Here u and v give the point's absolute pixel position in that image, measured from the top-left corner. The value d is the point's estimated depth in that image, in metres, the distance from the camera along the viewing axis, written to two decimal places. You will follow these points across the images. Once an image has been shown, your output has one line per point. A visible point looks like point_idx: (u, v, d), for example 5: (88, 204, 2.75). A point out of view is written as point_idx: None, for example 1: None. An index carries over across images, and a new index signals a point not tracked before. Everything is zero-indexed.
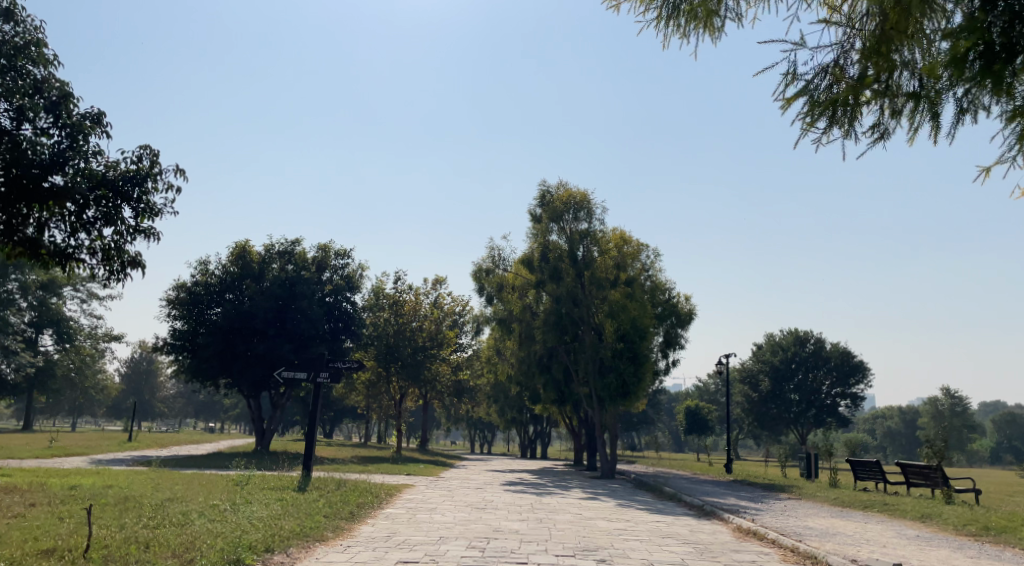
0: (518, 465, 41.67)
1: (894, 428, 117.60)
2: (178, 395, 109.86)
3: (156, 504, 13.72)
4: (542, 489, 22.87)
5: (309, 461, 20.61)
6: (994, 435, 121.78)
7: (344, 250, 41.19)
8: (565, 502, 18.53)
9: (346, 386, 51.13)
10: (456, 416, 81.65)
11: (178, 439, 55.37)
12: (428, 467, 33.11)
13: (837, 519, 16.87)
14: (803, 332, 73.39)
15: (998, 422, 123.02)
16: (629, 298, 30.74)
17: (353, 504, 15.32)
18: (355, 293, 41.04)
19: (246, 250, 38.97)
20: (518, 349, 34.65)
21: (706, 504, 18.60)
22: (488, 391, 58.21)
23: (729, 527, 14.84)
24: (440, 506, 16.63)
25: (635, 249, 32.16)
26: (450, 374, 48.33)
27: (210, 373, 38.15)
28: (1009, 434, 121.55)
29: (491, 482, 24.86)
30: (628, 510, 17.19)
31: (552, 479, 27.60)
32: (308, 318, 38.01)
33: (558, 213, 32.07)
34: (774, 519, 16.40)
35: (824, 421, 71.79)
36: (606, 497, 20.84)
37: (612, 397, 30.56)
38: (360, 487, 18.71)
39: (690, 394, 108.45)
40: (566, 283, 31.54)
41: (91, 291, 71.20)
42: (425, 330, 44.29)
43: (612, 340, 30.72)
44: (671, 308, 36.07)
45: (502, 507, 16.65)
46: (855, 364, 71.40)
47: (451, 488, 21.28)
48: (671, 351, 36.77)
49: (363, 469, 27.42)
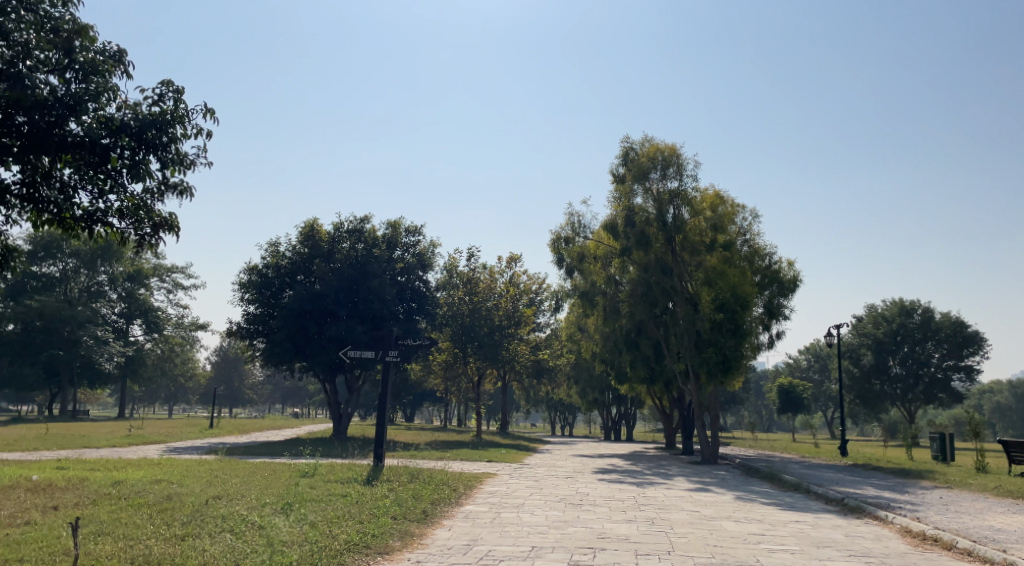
0: (605, 449, 38.93)
1: (1003, 404, 109.26)
2: (264, 381, 111.31)
3: (196, 503, 11.62)
4: (642, 478, 20.18)
5: (380, 450, 18.25)
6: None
7: (415, 227, 39.02)
8: (674, 495, 15.81)
9: (423, 368, 49.27)
10: (538, 397, 79.30)
11: (259, 425, 54.87)
12: (511, 451, 30.80)
13: (1021, 517, 13.63)
14: (909, 302, 68.18)
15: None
16: (727, 264, 27.59)
17: (428, 502, 12.95)
18: (428, 271, 38.88)
19: (314, 229, 37.05)
20: (603, 325, 31.77)
21: (847, 497, 15.55)
22: (570, 371, 55.57)
23: (895, 531, 11.88)
24: (529, 503, 14.12)
25: (731, 209, 28.77)
26: (530, 355, 45.75)
27: (283, 359, 36.73)
28: None
29: (583, 469, 22.26)
30: (754, 507, 14.34)
31: (649, 466, 24.82)
32: (380, 298, 35.94)
33: (643, 172, 28.44)
34: (943, 518, 13.32)
35: (935, 397, 66.33)
36: (718, 488, 18.00)
37: (711, 373, 27.38)
38: (439, 478, 16.34)
39: (781, 371, 103.26)
40: (654, 250, 28.32)
41: (175, 280, 71.62)
42: (500, 308, 41.84)
43: (710, 311, 27.52)
44: (772, 276, 32.45)
45: (602, 503, 14.04)
46: (968, 335, 65.49)
47: (539, 479, 18.77)
48: (775, 322, 33.15)
49: (444, 456, 25.23)
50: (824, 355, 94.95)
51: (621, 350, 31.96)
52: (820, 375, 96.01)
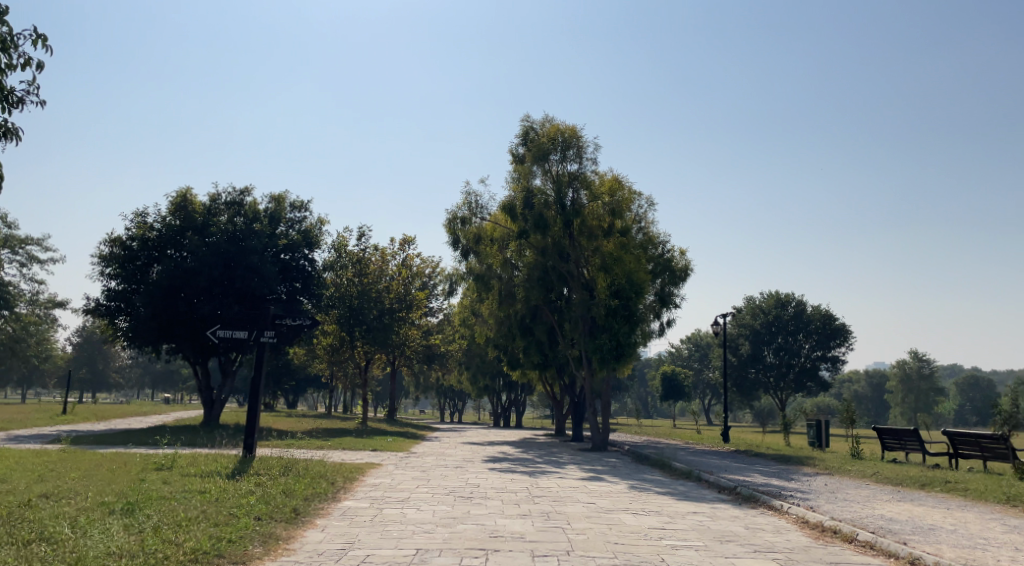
0: (494, 436, 38.20)
1: (861, 392, 116.44)
2: (132, 364, 104.62)
3: (15, 504, 9.82)
4: (533, 467, 19.40)
5: (251, 441, 16.54)
6: (956, 398, 120.37)
7: (300, 202, 36.81)
8: (568, 485, 15.04)
9: (306, 352, 47.04)
10: (426, 383, 77.95)
11: (123, 411, 51.06)
12: (397, 439, 29.50)
13: (908, 505, 13.61)
14: (785, 294, 70.83)
15: (961, 384, 121.42)
16: (624, 250, 27.24)
17: (300, 498, 11.58)
18: (314, 250, 36.82)
19: (188, 200, 34.16)
20: (497, 309, 30.87)
21: (740, 486, 15.22)
22: (459, 356, 54.58)
23: (794, 523, 11.47)
24: (414, 497, 12.95)
25: (629, 194, 28.35)
26: (419, 340, 44.35)
27: (149, 339, 33.86)
28: (971, 397, 119.46)
29: (471, 458, 21.28)
30: (650, 497, 13.73)
31: (541, 454, 24.09)
32: (259, 276, 33.64)
33: (543, 152, 27.56)
34: (836, 507, 13.13)
35: (805, 385, 69.47)
36: (611, 476, 17.40)
37: (603, 360, 26.94)
38: (315, 470, 14.92)
39: (664, 360, 106.04)
40: (552, 234, 27.58)
41: (33, 253, 65.75)
42: (389, 291, 40.23)
43: (605, 296, 27.05)
44: (665, 264, 32.46)
45: (493, 496, 13.06)
46: (837, 327, 68.69)
47: (426, 469, 17.63)
48: (666, 309, 33.23)
49: (324, 445, 23.68)
50: (704, 344, 98.06)
51: (515, 334, 31.28)
52: (699, 363, 99.12)
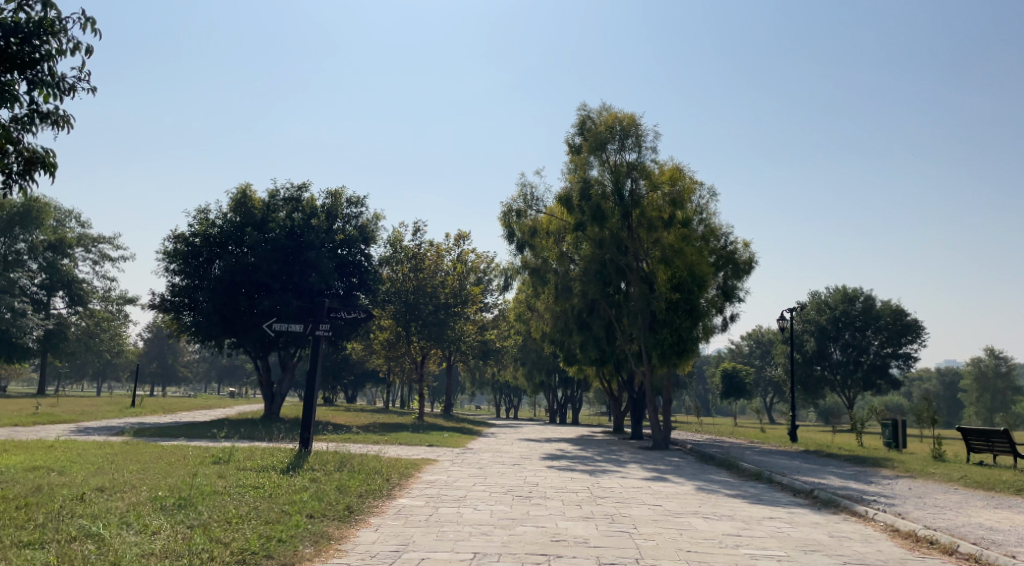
0: (551, 432, 37.55)
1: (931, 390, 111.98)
2: (198, 359, 107.15)
3: (68, 498, 9.63)
4: (594, 466, 18.72)
5: (306, 434, 16.25)
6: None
7: (357, 198, 36.73)
8: (632, 486, 14.34)
9: (363, 346, 47.12)
10: (483, 378, 77.72)
11: (188, 405, 52.01)
12: (454, 435, 29.11)
13: (1006, 513, 12.51)
14: (852, 289, 68.29)
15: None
16: (685, 241, 26.30)
17: (354, 495, 11.15)
18: (371, 246, 36.70)
19: (247, 196, 34.35)
20: (555, 303, 30.23)
21: (817, 489, 14.28)
22: (516, 352, 54.04)
23: (883, 532, 10.58)
24: (472, 495, 12.42)
25: (690, 184, 27.34)
26: (475, 335, 43.94)
27: (210, 335, 34.21)
28: None
29: (530, 455, 20.69)
30: (720, 500, 12.93)
31: (601, 452, 23.36)
32: (317, 272, 33.63)
33: (601, 142, 26.77)
34: (926, 515, 12.14)
35: (873, 384, 66.85)
36: (676, 476, 16.61)
37: (664, 355, 26.05)
38: (371, 466, 14.53)
39: (724, 356, 103.76)
40: (610, 226, 26.80)
41: (103, 251, 67.63)
42: (445, 285, 39.88)
43: (665, 290, 26.14)
44: (728, 256, 31.32)
45: (553, 496, 12.45)
46: (908, 323, 65.93)
47: (483, 466, 17.12)
48: (729, 304, 32.09)
49: (381, 440, 23.38)
50: (766, 341, 95.49)
51: (573, 329, 30.61)
52: (761, 360, 96.63)
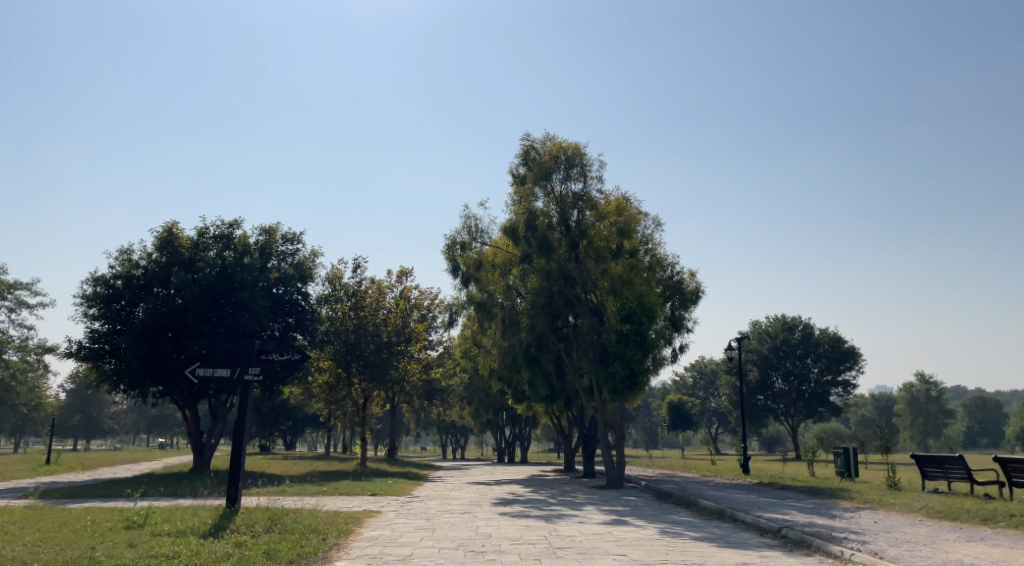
0: (500, 474, 36.31)
1: (868, 416, 114.17)
2: (127, 409, 102.27)
3: None
4: (548, 510, 17.71)
5: (235, 491, 14.86)
6: (964, 420, 118.04)
7: (293, 235, 35.37)
8: (591, 532, 13.40)
9: (302, 390, 45.26)
10: (428, 419, 75.86)
11: (114, 459, 49.00)
12: (399, 481, 27.69)
13: (980, 546, 11.99)
14: (791, 318, 69.27)
15: (969, 406, 118.95)
16: (633, 271, 25.82)
17: (285, 561, 9.90)
18: (307, 284, 35.32)
19: (174, 235, 32.60)
20: (502, 339, 29.34)
21: (784, 527, 13.55)
22: (461, 391, 52.77)
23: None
24: (418, 553, 11.28)
25: (637, 213, 26.96)
26: (418, 375, 42.58)
27: (135, 383, 32.19)
28: (980, 418, 116.83)
29: (480, 501, 19.53)
30: (687, 545, 12.09)
31: (553, 494, 22.34)
32: (249, 312, 32.03)
33: (545, 172, 26.18)
34: (902, 551, 11.53)
35: (816, 411, 67.48)
36: (635, 519, 15.72)
37: (616, 390, 25.32)
38: (307, 523, 13.23)
39: (669, 389, 104.04)
40: (557, 257, 26.17)
41: (21, 298, 63.95)
42: (387, 324, 38.62)
43: (615, 322, 25.54)
44: (675, 286, 30.99)
45: (508, 549, 11.41)
46: (846, 350, 67.06)
47: (431, 516, 15.91)
48: (678, 334, 31.69)
49: (319, 492, 21.89)
50: (710, 372, 96.09)
51: (521, 365, 29.74)
52: (705, 392, 97.12)
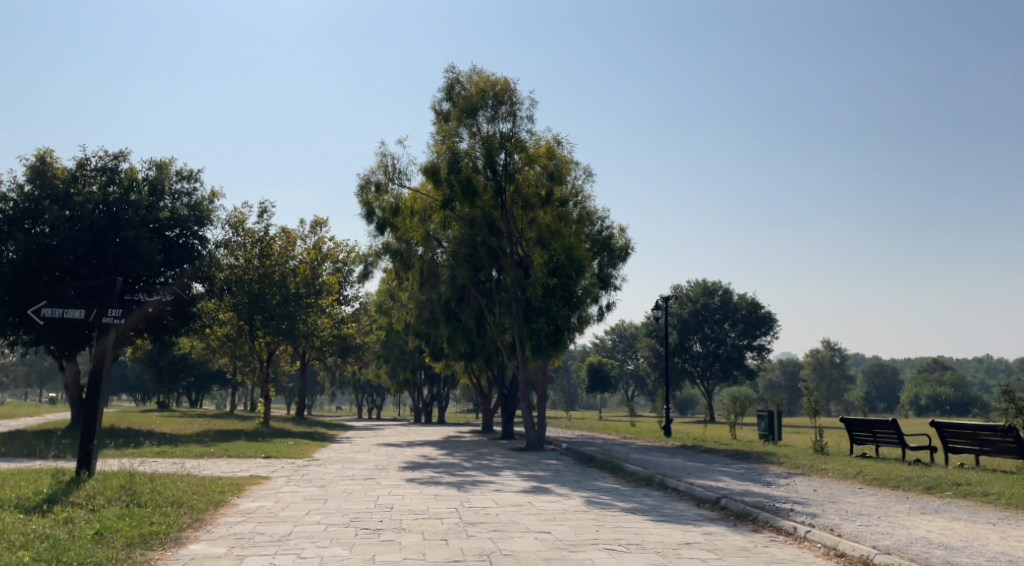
0: (413, 434, 34.44)
1: (776, 380, 117.49)
2: (21, 362, 95.51)
3: None
4: (461, 476, 15.89)
5: (86, 457, 12.65)
6: (862, 384, 122.96)
7: (190, 173, 32.19)
8: (508, 503, 11.58)
9: (203, 343, 42.10)
10: (343, 377, 73.27)
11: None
12: (301, 442, 25.39)
13: (940, 520, 10.74)
14: (711, 283, 69.53)
15: (868, 371, 123.77)
16: (562, 222, 24.00)
17: (116, 546, 7.59)
18: (205, 228, 32.23)
19: (49, 165, 28.94)
20: (419, 291, 27.22)
21: (724, 497, 12.02)
22: (377, 349, 50.50)
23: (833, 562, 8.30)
24: (301, 530, 9.14)
25: (568, 160, 25.05)
26: (328, 330, 40.05)
27: (3, 330, 29.02)
28: (877, 384, 121.62)
29: (387, 465, 17.54)
30: (619, 520, 10.36)
31: (469, 457, 20.54)
32: (136, 255, 28.94)
33: (471, 108, 23.81)
34: (858, 525, 10.14)
35: (731, 374, 68.07)
36: (558, 486, 14.03)
37: (539, 347, 23.67)
38: (168, 493, 10.90)
39: (588, 352, 104.07)
40: (482, 203, 23.99)
41: None
42: (296, 275, 35.90)
43: (542, 275, 23.80)
44: (603, 242, 29.41)
45: (409, 527, 9.40)
46: (762, 315, 67.81)
47: (325, 484, 13.84)
48: (605, 292, 30.24)
49: (206, 454, 19.44)
50: (629, 335, 96.30)
51: (439, 320, 27.80)
52: (623, 354, 97.45)
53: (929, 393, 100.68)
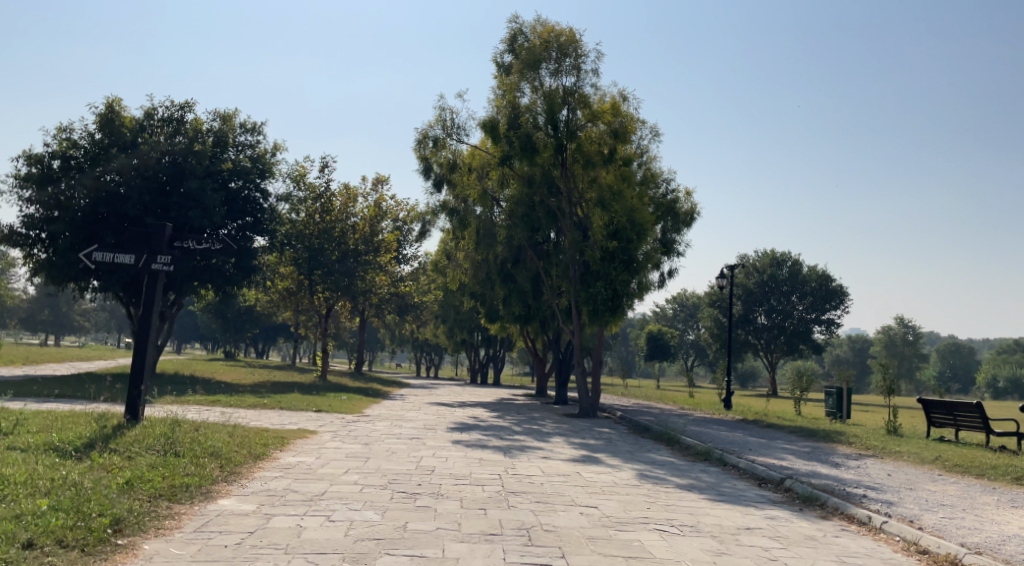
0: (467, 394, 34.20)
1: (843, 356, 114.00)
2: (99, 308, 99.30)
3: None
4: (509, 440, 15.39)
5: (135, 404, 12.59)
6: (935, 364, 118.43)
7: (253, 124, 32.22)
8: (556, 473, 11.00)
9: (265, 296, 42.64)
10: (402, 335, 73.85)
11: (64, 356, 46.43)
12: (354, 398, 25.32)
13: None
14: (780, 253, 67.25)
15: (941, 351, 118.97)
16: (624, 183, 23.13)
17: (141, 499, 7.27)
18: (267, 180, 32.29)
19: (116, 113, 29.23)
20: (474, 252, 26.69)
21: (788, 478, 11.20)
22: (435, 309, 50.47)
23: (913, 559, 7.47)
24: (335, 491, 8.72)
25: (634, 118, 24.02)
26: (386, 288, 40.01)
27: (73, 274, 29.76)
28: (950, 364, 116.89)
29: (436, 426, 17.17)
30: (673, 497, 9.67)
31: (520, 420, 20.05)
32: (198, 206, 29.13)
33: (534, 61, 22.90)
34: (940, 517, 9.23)
35: (796, 348, 66.02)
36: (609, 456, 13.40)
37: (595, 312, 22.96)
38: (208, 444, 10.65)
39: (649, 320, 102.60)
40: (541, 161, 23.17)
41: None
42: (356, 232, 35.74)
43: (601, 237, 22.98)
44: (668, 206, 28.31)
45: (449, 493, 8.90)
46: (832, 289, 65.37)
47: (370, 442, 13.50)
48: (667, 259, 29.27)
49: (258, 405, 19.43)
50: (690, 305, 94.49)
51: (495, 281, 27.29)
52: (684, 323, 95.83)
53: (1006, 375, 96.26)
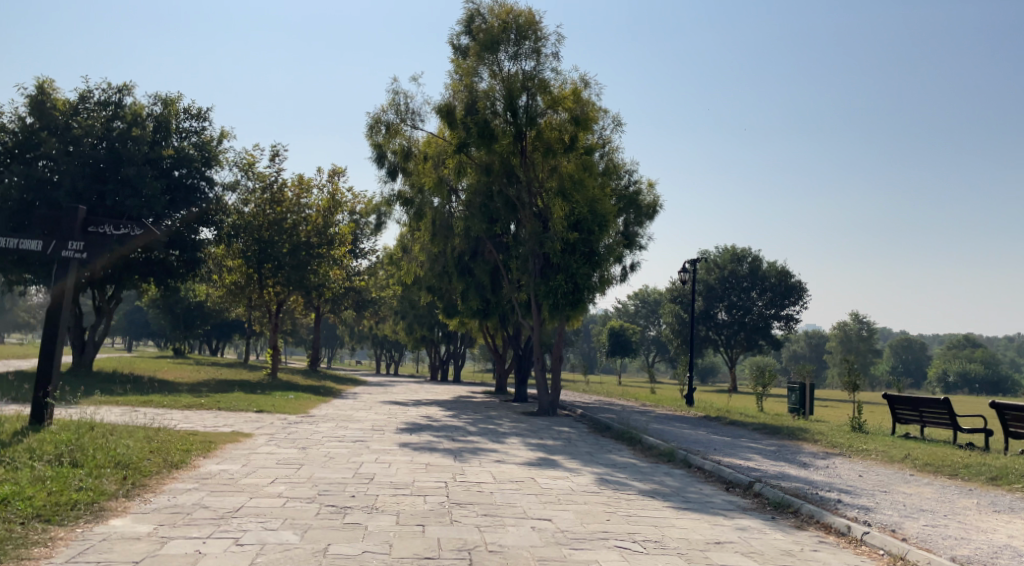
0: (423, 392, 33.11)
1: (800, 352, 115.24)
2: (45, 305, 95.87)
3: None
4: (461, 441, 14.39)
5: (41, 406, 11.45)
6: (888, 359, 120.43)
7: (198, 111, 30.69)
8: (507, 479, 10.02)
9: (214, 291, 41.00)
10: (361, 331, 72.32)
11: (0, 353, 44.20)
12: (302, 397, 24.06)
13: (1019, 521, 9.02)
14: (741, 249, 67.21)
15: (895, 346, 121.06)
16: (585, 171, 22.21)
17: (10, 522, 6.11)
18: (213, 169, 30.77)
19: (49, 96, 27.50)
20: (430, 244, 25.59)
21: (758, 482, 10.36)
22: (393, 305, 49.22)
23: None
24: (254, 505, 7.62)
25: (596, 104, 23.13)
26: (340, 283, 38.68)
27: (2, 267, 28.07)
28: (904, 359, 118.98)
29: (385, 427, 16.10)
30: (635, 506, 8.76)
31: (475, 420, 19.05)
32: (137, 195, 27.60)
33: (491, 43, 21.86)
34: (923, 524, 8.46)
35: (756, 343, 66.07)
36: (568, 459, 12.46)
37: (555, 306, 22.07)
38: (118, 451, 9.46)
39: (610, 316, 102.34)
40: (500, 149, 22.08)
41: None
42: (309, 224, 34.30)
43: (561, 229, 22.06)
44: (631, 198, 27.51)
45: (384, 506, 7.87)
46: (791, 285, 65.59)
47: (308, 446, 12.38)
48: (629, 252, 28.51)
49: (195, 405, 18.13)
50: (652, 301, 94.46)
51: (452, 275, 26.27)
52: (646, 320, 95.82)
53: (957, 370, 98.14)
